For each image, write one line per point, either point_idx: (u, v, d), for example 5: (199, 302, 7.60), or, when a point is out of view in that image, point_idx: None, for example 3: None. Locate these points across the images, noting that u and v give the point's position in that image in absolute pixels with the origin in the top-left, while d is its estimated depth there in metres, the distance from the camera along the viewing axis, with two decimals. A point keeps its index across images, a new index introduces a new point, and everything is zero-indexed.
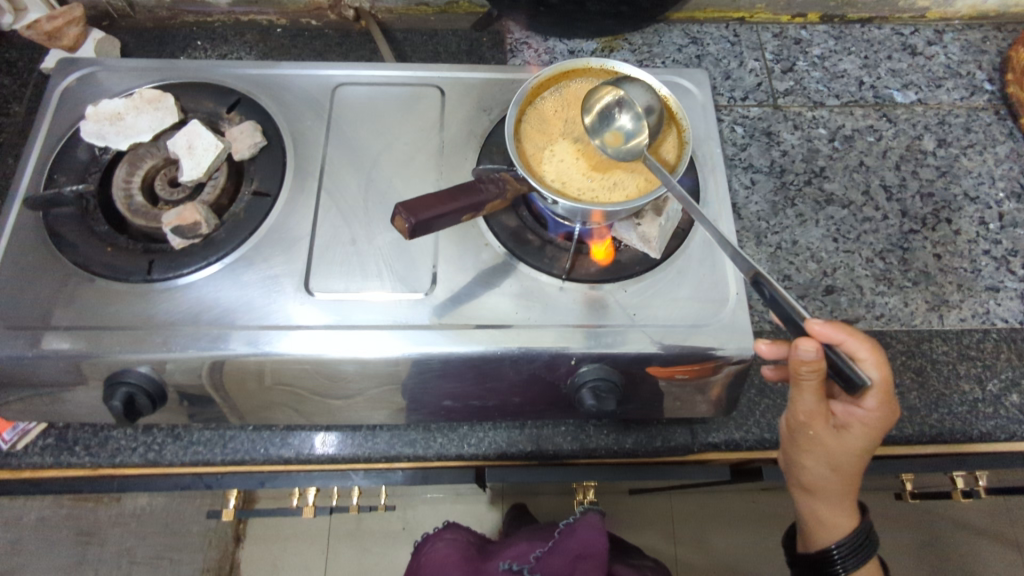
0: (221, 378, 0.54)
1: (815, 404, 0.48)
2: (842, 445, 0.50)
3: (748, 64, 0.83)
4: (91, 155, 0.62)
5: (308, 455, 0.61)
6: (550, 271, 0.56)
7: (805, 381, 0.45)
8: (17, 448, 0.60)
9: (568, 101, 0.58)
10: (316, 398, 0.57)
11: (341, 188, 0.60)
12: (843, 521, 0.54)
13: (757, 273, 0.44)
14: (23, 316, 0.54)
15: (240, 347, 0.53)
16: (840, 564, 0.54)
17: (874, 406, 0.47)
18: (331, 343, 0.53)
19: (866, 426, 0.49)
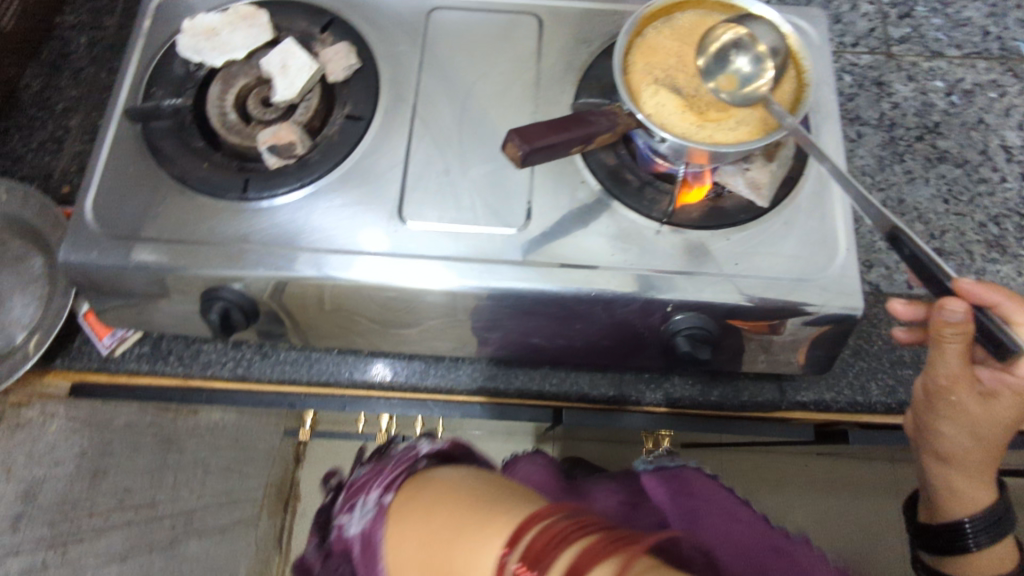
0: (280, 298, 0.55)
1: (962, 367, 0.47)
2: (988, 412, 0.49)
3: (860, 8, 0.77)
4: (186, 71, 0.61)
5: (363, 381, 0.63)
6: (649, 213, 0.54)
7: (952, 343, 0.45)
8: (116, 353, 0.63)
9: (680, 34, 0.55)
10: (379, 328, 0.58)
11: (435, 116, 0.59)
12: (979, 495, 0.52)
13: (897, 229, 0.42)
14: (124, 225, 0.55)
15: (304, 270, 0.53)
16: (972, 538, 0.52)
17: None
18: (394, 273, 0.53)
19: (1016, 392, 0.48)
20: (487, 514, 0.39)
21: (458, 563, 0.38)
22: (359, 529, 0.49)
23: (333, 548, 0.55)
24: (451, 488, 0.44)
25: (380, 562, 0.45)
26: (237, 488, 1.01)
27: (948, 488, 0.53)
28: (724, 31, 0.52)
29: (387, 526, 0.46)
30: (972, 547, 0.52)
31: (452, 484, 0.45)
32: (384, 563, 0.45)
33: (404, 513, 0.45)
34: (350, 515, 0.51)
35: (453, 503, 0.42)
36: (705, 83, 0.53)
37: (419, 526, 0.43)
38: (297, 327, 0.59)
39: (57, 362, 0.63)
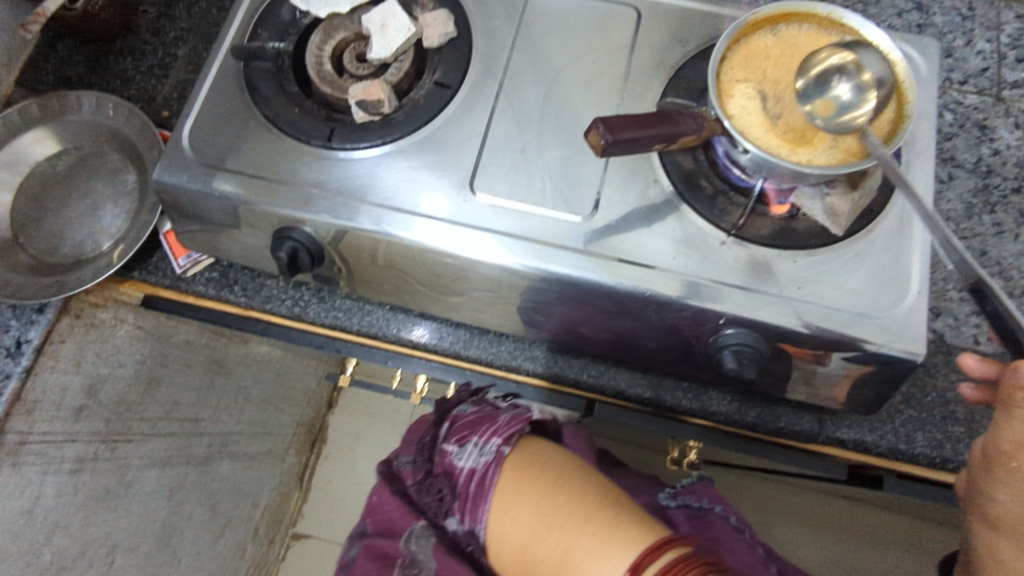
0: (338, 246, 0.58)
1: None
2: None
3: (977, 45, 0.73)
4: (293, 18, 0.64)
5: (401, 337, 0.65)
6: (718, 223, 0.54)
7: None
8: (188, 274, 0.67)
9: (783, 45, 0.53)
10: (429, 292, 0.60)
11: (520, 94, 0.59)
12: None
13: (982, 281, 0.40)
14: (214, 156, 0.58)
15: (363, 222, 0.55)
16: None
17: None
18: (448, 240, 0.54)
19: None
20: (612, 519, 0.49)
21: (572, 545, 0.49)
22: (471, 465, 0.57)
23: (433, 467, 0.61)
24: (567, 472, 0.54)
25: (487, 505, 0.56)
26: (272, 421, 1.07)
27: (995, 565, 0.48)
28: (829, 56, 0.50)
29: (502, 478, 0.56)
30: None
31: (567, 467, 0.55)
32: (489, 507, 0.56)
33: (522, 475, 0.55)
34: (461, 447, 0.59)
35: (574, 493, 0.52)
36: (802, 106, 0.51)
37: (538, 497, 0.53)
38: (360, 279, 0.62)
39: (135, 273, 0.67)
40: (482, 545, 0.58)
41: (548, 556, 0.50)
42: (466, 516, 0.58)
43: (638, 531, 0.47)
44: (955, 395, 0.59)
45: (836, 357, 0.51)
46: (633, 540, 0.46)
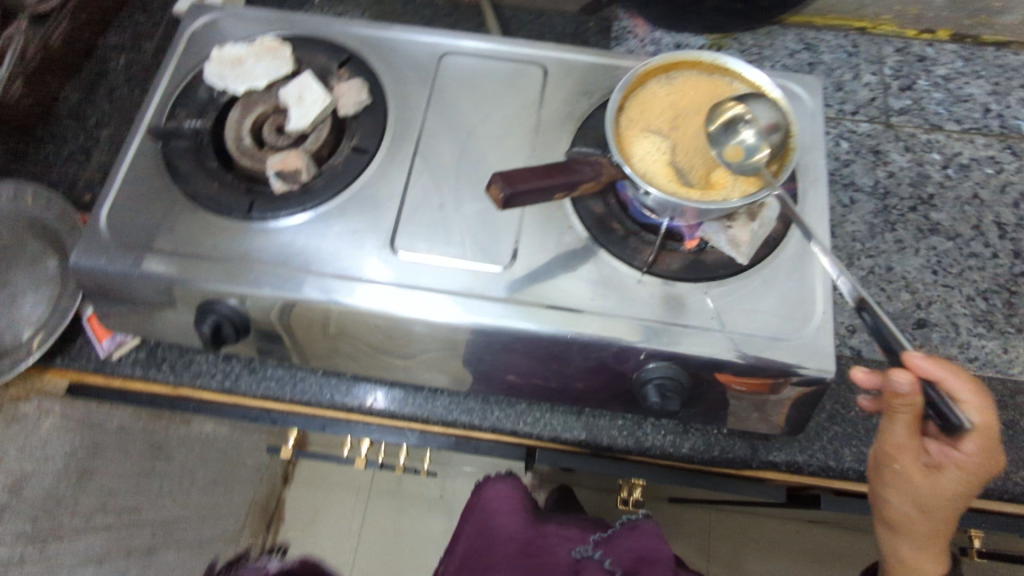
0: (289, 319, 0.57)
1: (908, 438, 0.48)
2: (935, 486, 0.48)
3: (864, 78, 0.77)
4: (210, 95, 0.65)
5: (364, 407, 0.64)
6: (630, 262, 0.56)
7: (901, 413, 0.46)
8: (113, 357, 0.65)
9: (676, 94, 0.57)
10: (378, 353, 0.59)
11: (435, 155, 0.61)
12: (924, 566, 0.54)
13: (864, 298, 0.45)
14: (133, 236, 0.58)
15: (312, 293, 0.55)
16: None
17: (973, 451, 0.46)
18: (398, 300, 0.54)
19: (963, 468, 0.47)
20: None
21: None
22: None
23: None
24: None
25: None
26: (222, 501, 1.03)
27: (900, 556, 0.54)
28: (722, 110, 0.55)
29: None
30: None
31: None
32: None
33: None
34: None
35: None
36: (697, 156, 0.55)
37: None
38: (311, 354, 0.62)
39: (57, 361, 0.65)
40: None
41: None
42: None
43: None
44: None
45: (791, 386, 0.53)
46: None
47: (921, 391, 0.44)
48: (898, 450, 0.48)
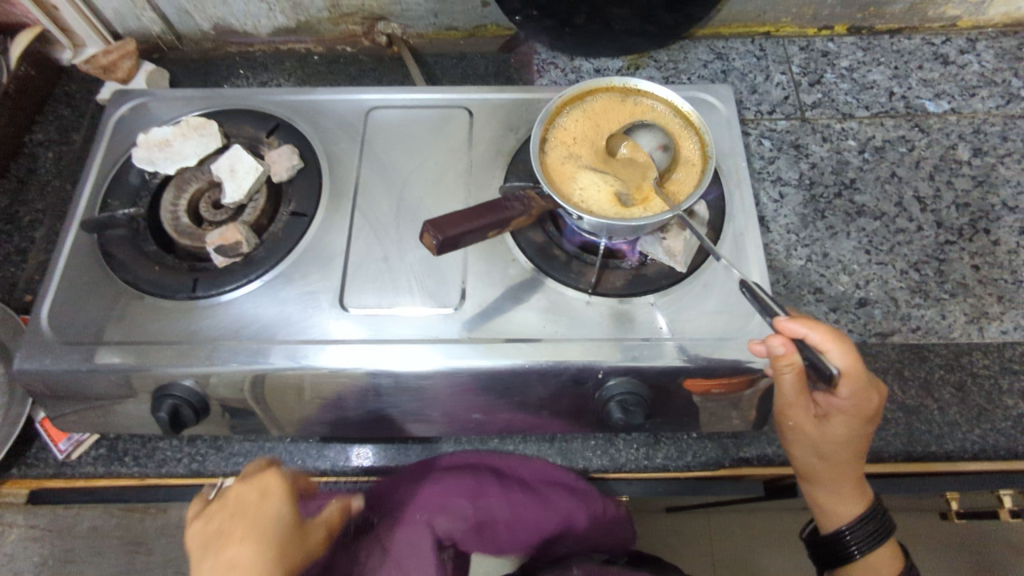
0: (262, 392, 0.57)
1: (797, 397, 0.49)
2: (826, 436, 0.51)
3: (775, 78, 0.81)
4: (142, 180, 0.65)
5: (344, 467, 0.63)
6: (576, 285, 0.57)
7: (786, 375, 0.47)
8: (72, 458, 0.64)
9: (593, 121, 0.59)
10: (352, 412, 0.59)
11: (374, 209, 0.62)
12: (846, 509, 0.54)
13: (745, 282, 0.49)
14: (78, 333, 0.57)
15: (279, 361, 0.55)
16: (854, 546, 0.53)
17: (849, 396, 0.49)
18: (368, 357, 0.55)
19: (846, 414, 0.50)
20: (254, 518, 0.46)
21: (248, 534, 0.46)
22: None
23: None
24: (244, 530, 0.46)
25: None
26: None
27: (824, 509, 0.55)
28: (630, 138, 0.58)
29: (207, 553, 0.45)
30: (858, 555, 0.54)
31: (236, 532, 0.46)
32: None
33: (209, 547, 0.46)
34: None
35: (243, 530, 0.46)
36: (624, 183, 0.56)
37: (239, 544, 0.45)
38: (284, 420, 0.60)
39: (14, 470, 0.63)
40: None
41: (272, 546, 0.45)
42: None
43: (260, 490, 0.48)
44: None
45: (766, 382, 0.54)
46: (263, 494, 0.48)
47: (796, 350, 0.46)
48: (789, 409, 0.50)
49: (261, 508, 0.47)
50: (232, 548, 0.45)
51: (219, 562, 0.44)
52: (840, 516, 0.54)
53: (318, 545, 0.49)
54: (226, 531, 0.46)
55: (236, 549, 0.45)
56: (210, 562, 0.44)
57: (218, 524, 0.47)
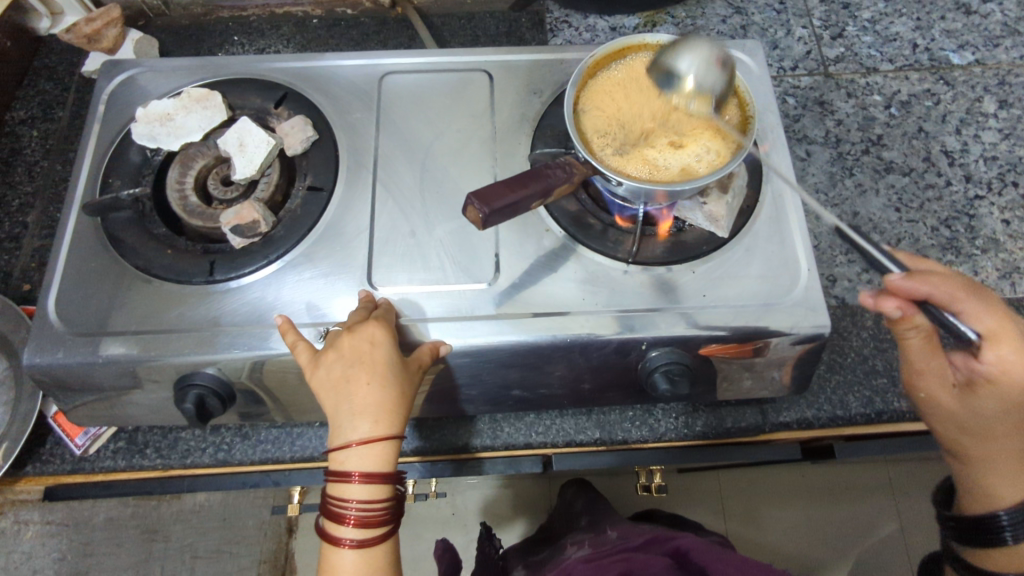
0: (261, 377, 0.54)
1: (925, 363, 0.50)
2: (972, 401, 0.50)
3: (796, 32, 0.78)
4: (144, 157, 0.61)
5: None
6: (615, 254, 0.56)
7: (912, 335, 0.48)
8: (90, 452, 0.61)
9: (628, 82, 0.56)
10: None
11: (397, 181, 0.59)
12: (1007, 490, 0.49)
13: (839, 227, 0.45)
14: (90, 323, 0.54)
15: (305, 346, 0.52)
16: (1009, 531, 0.48)
17: (995, 360, 0.47)
18: (404, 335, 0.52)
19: (996, 382, 0.48)
20: (373, 366, 0.48)
21: (361, 387, 0.47)
22: None
23: None
24: (363, 376, 0.48)
25: (338, 432, 0.47)
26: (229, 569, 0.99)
27: (982, 487, 0.51)
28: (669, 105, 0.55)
29: (334, 408, 0.48)
30: (1010, 541, 0.49)
31: (355, 382, 0.47)
32: (340, 426, 0.47)
33: (336, 401, 0.48)
34: None
35: (367, 378, 0.47)
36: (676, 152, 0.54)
37: (363, 392, 0.47)
38: (290, 406, 0.58)
39: (28, 468, 0.60)
40: (362, 476, 0.46)
41: (390, 398, 0.48)
42: (347, 461, 0.46)
43: (371, 339, 0.49)
44: (872, 350, 0.63)
45: (776, 346, 0.53)
46: (370, 343, 0.48)
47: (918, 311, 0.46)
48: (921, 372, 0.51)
49: (375, 354, 0.48)
50: (364, 389, 0.47)
51: (353, 402, 0.47)
52: (997, 496, 0.50)
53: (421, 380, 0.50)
54: (350, 376, 0.48)
55: (367, 390, 0.47)
56: (344, 404, 0.47)
57: (340, 370, 0.48)
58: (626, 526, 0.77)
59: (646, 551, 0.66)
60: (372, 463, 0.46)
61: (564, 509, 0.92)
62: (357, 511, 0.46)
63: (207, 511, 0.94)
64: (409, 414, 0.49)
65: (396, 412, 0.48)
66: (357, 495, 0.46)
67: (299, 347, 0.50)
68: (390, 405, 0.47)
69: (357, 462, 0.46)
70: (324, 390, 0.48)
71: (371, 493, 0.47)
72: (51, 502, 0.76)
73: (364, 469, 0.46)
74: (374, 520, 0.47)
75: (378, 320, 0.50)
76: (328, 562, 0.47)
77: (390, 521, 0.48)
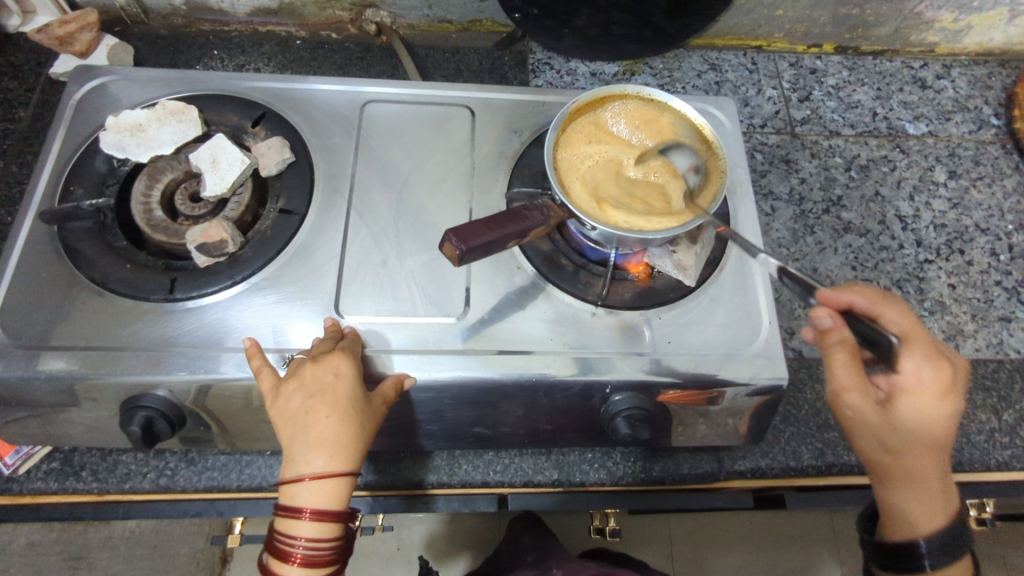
0: (206, 401, 0.52)
1: (855, 380, 0.43)
2: (896, 422, 0.44)
3: (766, 92, 0.82)
4: (109, 167, 0.59)
5: None
6: (584, 296, 0.56)
7: (839, 353, 0.42)
8: (20, 472, 0.57)
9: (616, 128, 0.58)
10: None
11: (371, 209, 0.59)
12: (928, 513, 0.46)
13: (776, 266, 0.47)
14: (35, 336, 0.51)
15: None
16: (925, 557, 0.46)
17: (913, 371, 0.43)
18: (367, 365, 0.52)
19: (915, 393, 0.43)
20: (335, 398, 0.47)
21: (320, 419, 0.46)
22: None
23: None
24: (324, 408, 0.46)
25: (291, 465, 0.45)
26: None
27: (903, 513, 0.47)
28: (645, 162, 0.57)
29: (288, 438, 0.46)
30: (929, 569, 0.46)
31: (315, 413, 0.46)
32: (292, 459, 0.46)
33: (292, 431, 0.46)
34: None
35: (328, 410, 0.46)
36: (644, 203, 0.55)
37: (321, 424, 0.46)
38: (231, 431, 0.56)
39: None
40: (311, 512, 0.44)
41: (348, 433, 0.46)
42: (299, 496, 0.45)
43: (337, 370, 0.48)
44: (824, 404, 0.65)
45: (731, 396, 0.54)
46: (336, 374, 0.48)
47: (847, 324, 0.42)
48: (846, 392, 0.44)
49: (338, 386, 0.47)
50: (322, 422, 0.46)
51: (309, 435, 0.46)
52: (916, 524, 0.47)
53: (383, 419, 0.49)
54: (310, 407, 0.46)
55: (326, 423, 0.46)
56: (300, 435, 0.46)
57: (299, 400, 0.47)
58: (572, 564, 0.75)
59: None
60: (324, 500, 0.45)
61: (510, 544, 0.90)
62: (305, 550, 0.44)
63: (139, 536, 0.89)
64: (366, 450, 0.48)
65: (354, 448, 0.47)
66: (306, 532, 0.45)
67: (262, 373, 0.49)
68: (347, 440, 0.46)
69: (309, 498, 0.45)
70: (282, 419, 0.47)
71: (320, 532, 0.45)
72: None
73: (315, 505, 0.45)
74: (320, 560, 0.45)
75: (345, 352, 0.49)
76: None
77: (336, 561, 0.46)
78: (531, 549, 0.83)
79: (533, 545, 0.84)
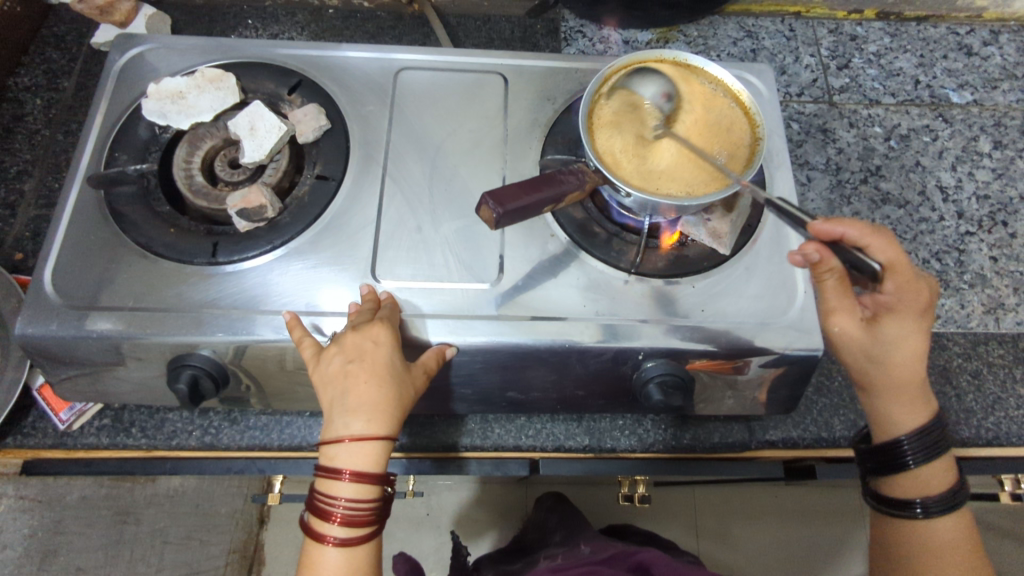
0: (250, 362, 0.54)
1: (839, 301, 0.50)
2: (876, 338, 0.50)
3: (804, 59, 0.80)
4: (151, 134, 0.60)
5: None
6: (617, 264, 0.56)
7: (828, 279, 0.49)
8: (74, 428, 0.60)
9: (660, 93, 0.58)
10: None
11: (406, 176, 0.59)
12: (904, 416, 0.52)
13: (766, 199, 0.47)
14: (87, 296, 0.53)
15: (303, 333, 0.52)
16: (911, 457, 0.51)
17: (895, 290, 0.49)
18: (404, 327, 0.53)
19: (896, 312, 0.50)
20: (375, 364, 0.48)
21: (360, 383, 0.47)
22: None
23: None
24: (364, 372, 0.48)
25: (333, 427, 0.47)
26: (199, 556, 0.98)
27: (882, 414, 0.53)
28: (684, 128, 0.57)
29: (332, 401, 0.48)
30: (912, 466, 0.51)
31: (356, 378, 0.47)
32: (334, 421, 0.47)
33: (335, 395, 0.48)
34: None
35: (368, 375, 0.47)
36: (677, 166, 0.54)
37: (361, 388, 0.47)
38: (273, 392, 0.57)
39: (8, 440, 0.59)
40: (352, 472, 0.46)
41: (386, 398, 0.47)
42: (340, 457, 0.46)
43: (377, 338, 0.49)
44: None
45: (765, 364, 0.54)
46: (377, 341, 0.49)
47: (834, 254, 0.47)
48: (834, 314, 0.51)
49: (377, 353, 0.48)
50: (361, 388, 0.47)
51: (349, 400, 0.47)
52: (897, 426, 0.52)
53: (422, 388, 0.50)
54: (349, 372, 0.48)
55: (365, 388, 0.47)
56: (341, 399, 0.47)
57: (339, 365, 0.48)
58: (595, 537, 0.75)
59: (609, 567, 0.67)
60: (363, 462, 0.46)
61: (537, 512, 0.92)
62: (344, 510, 0.46)
63: (181, 495, 0.93)
64: (404, 417, 0.49)
65: (392, 413, 0.48)
66: (345, 492, 0.46)
67: (304, 342, 0.50)
68: (385, 405, 0.47)
69: (348, 460, 0.46)
70: (323, 384, 0.48)
71: (359, 493, 0.47)
72: (23, 479, 0.70)
73: (357, 466, 0.46)
74: (359, 520, 0.46)
75: (385, 320, 0.50)
76: (308, 559, 0.47)
77: (376, 521, 0.48)
78: (559, 527, 0.84)
79: (561, 524, 0.84)
